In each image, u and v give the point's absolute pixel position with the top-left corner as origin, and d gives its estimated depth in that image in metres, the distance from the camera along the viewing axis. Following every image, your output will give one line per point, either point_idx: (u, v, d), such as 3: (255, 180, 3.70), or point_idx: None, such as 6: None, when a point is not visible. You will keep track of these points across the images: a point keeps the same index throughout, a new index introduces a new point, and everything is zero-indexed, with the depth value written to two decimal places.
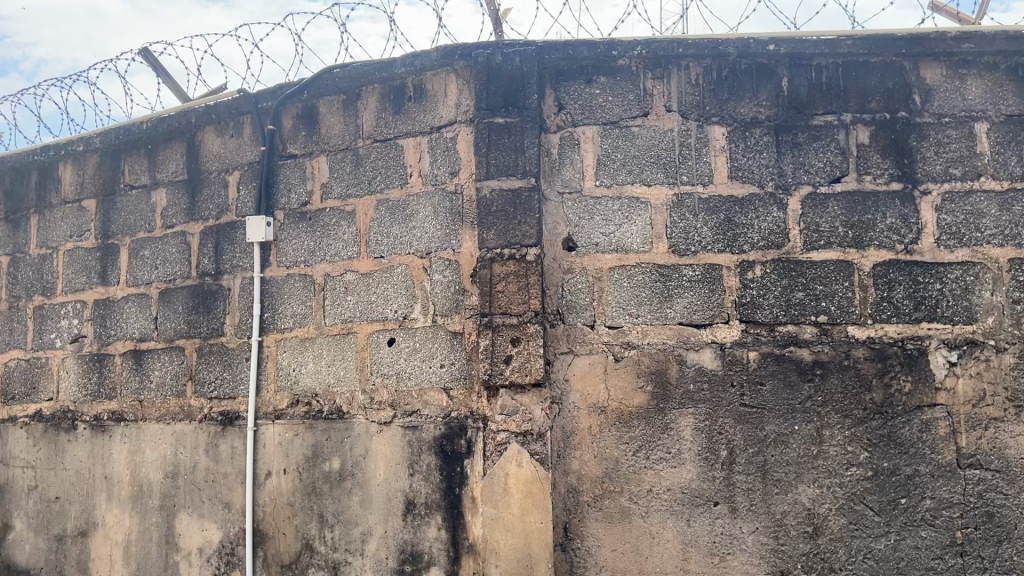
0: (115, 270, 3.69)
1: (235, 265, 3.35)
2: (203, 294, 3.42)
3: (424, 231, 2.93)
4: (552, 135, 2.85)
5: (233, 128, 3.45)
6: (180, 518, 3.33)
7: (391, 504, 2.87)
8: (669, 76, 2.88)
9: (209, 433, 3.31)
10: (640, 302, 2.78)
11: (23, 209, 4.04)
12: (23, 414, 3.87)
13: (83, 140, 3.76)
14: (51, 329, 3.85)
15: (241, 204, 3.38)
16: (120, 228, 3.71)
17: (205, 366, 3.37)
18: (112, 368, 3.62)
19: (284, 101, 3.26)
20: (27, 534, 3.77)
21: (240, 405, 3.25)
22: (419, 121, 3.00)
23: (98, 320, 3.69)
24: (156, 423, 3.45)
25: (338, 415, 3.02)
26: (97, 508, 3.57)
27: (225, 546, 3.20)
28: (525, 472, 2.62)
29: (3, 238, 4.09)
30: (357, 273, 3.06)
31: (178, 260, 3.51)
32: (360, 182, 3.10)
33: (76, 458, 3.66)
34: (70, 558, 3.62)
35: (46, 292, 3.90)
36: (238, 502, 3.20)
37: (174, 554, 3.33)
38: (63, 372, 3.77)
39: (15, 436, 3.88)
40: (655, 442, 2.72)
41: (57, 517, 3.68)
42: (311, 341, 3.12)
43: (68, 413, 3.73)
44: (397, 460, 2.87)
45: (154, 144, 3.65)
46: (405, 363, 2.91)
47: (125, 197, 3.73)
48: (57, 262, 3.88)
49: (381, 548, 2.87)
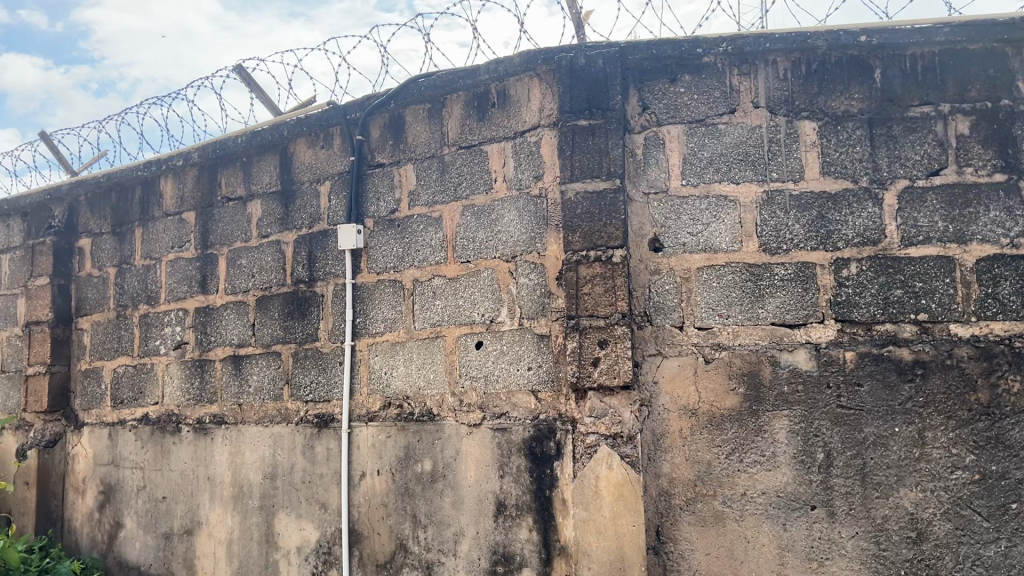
0: (214, 279, 3.84)
1: (328, 272, 3.45)
2: (297, 301, 3.53)
3: (510, 235, 2.96)
4: (637, 135, 2.84)
5: (323, 140, 3.55)
6: (279, 518, 3.44)
7: (483, 505, 2.90)
8: (756, 72, 2.83)
9: (305, 435, 3.41)
10: (730, 302, 2.74)
11: (128, 222, 4.25)
12: (131, 418, 4.07)
13: (183, 154, 3.93)
14: (155, 336, 4.03)
15: (332, 212, 3.48)
16: (219, 238, 3.86)
17: (300, 370, 3.47)
18: (214, 373, 3.77)
19: (372, 112, 3.34)
20: (137, 532, 3.95)
21: (335, 408, 3.34)
22: (504, 126, 3.03)
23: (200, 327, 3.85)
24: (255, 426, 3.58)
25: (429, 417, 3.07)
26: (201, 508, 3.72)
27: (322, 546, 3.29)
28: (615, 475, 2.61)
29: (110, 250, 4.31)
30: (444, 278, 3.10)
31: (274, 269, 3.64)
32: (446, 188, 3.15)
33: (181, 459, 3.82)
34: (177, 556, 3.78)
35: (150, 301, 4.09)
36: (334, 502, 3.29)
37: (274, 552, 3.45)
38: (167, 377, 3.95)
39: (124, 438, 4.08)
40: (748, 445, 2.67)
41: (165, 516, 3.85)
42: (401, 345, 3.19)
43: (173, 416, 3.90)
44: (488, 462, 2.90)
45: (249, 157, 3.78)
46: (493, 366, 2.94)
47: (222, 209, 3.87)
48: (161, 272, 4.07)
49: (473, 549, 2.90)
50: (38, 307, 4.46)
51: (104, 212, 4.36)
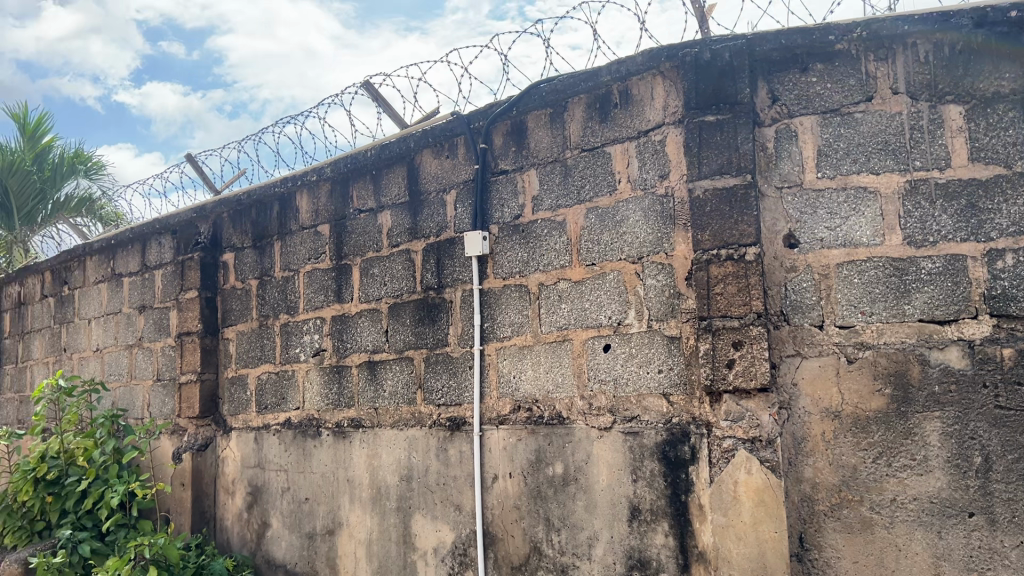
0: (348, 289, 3.98)
1: (456, 279, 3.51)
2: (427, 307, 3.62)
3: (636, 236, 2.93)
4: (767, 129, 2.76)
5: (448, 149, 3.62)
6: (416, 519, 3.53)
7: (616, 509, 2.88)
8: (894, 57, 2.69)
9: (438, 438, 3.48)
10: (873, 299, 2.61)
11: (267, 236, 4.47)
12: (275, 422, 4.27)
13: (316, 170, 4.09)
14: (295, 344, 4.22)
15: (458, 221, 3.54)
16: (352, 249, 4.00)
17: (432, 374, 3.55)
18: (350, 379, 3.91)
19: (494, 119, 3.38)
20: (283, 531, 4.14)
21: (466, 412, 3.40)
22: (627, 126, 3.00)
23: (336, 335, 4.00)
24: (390, 429, 3.69)
25: (559, 421, 3.07)
26: (342, 509, 3.86)
27: (458, 547, 3.35)
28: (755, 480, 2.54)
29: (251, 263, 4.54)
30: (570, 281, 3.10)
31: (404, 276, 3.74)
32: (570, 192, 3.15)
33: (322, 462, 3.98)
34: (320, 555, 3.94)
35: (290, 311, 4.28)
36: (468, 504, 3.34)
37: (412, 553, 3.53)
38: (307, 383, 4.12)
39: (269, 442, 4.28)
40: (897, 449, 2.54)
41: (308, 516, 4.02)
42: (529, 349, 3.20)
43: (313, 421, 4.07)
44: (620, 466, 2.88)
45: (378, 169, 3.90)
46: (622, 369, 2.91)
47: (354, 220, 4.01)
48: (299, 283, 4.25)
49: (608, 553, 2.88)
50: (188, 319, 4.75)
51: (246, 227, 4.60)
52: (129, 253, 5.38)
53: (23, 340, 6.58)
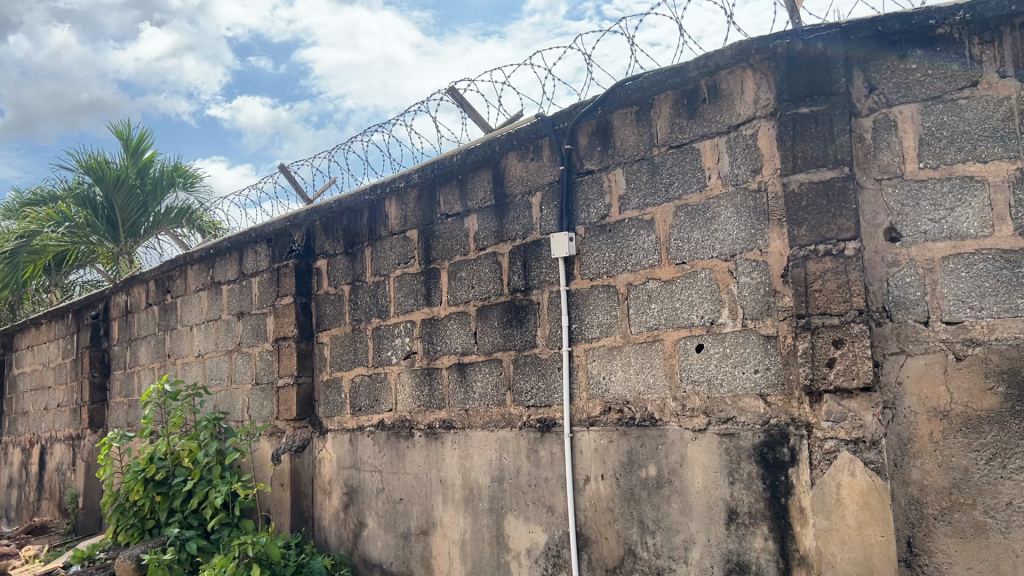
0: (438, 292, 4.04)
1: (543, 280, 3.51)
2: (515, 309, 3.63)
3: (728, 233, 2.87)
4: (864, 119, 2.67)
5: (534, 152, 3.62)
6: (509, 520, 3.55)
7: (712, 511, 2.83)
8: (1001, 38, 2.52)
9: (529, 440, 3.49)
10: (983, 293, 2.49)
11: (358, 243, 4.57)
12: (368, 424, 4.36)
13: (404, 177, 4.15)
14: (387, 347, 4.30)
15: (544, 222, 3.54)
16: (440, 253, 4.05)
17: (521, 376, 3.56)
18: (441, 380, 3.96)
19: (579, 120, 3.36)
20: (378, 531, 4.23)
21: (556, 413, 3.39)
22: (716, 121, 2.95)
23: (427, 337, 4.06)
24: (481, 430, 3.72)
25: (651, 422, 3.04)
26: (435, 510, 3.91)
27: (552, 548, 3.35)
28: (859, 482, 2.46)
29: (344, 269, 4.65)
30: (660, 281, 3.07)
31: (492, 279, 3.76)
32: (658, 190, 3.11)
33: (415, 463, 4.04)
34: (415, 555, 4.00)
35: (381, 314, 4.37)
36: (561, 506, 3.34)
37: (506, 553, 3.55)
38: (399, 385, 4.19)
39: (364, 442, 4.38)
40: (1012, 451, 2.41)
41: (403, 516, 4.09)
42: (619, 350, 3.18)
43: (405, 422, 4.14)
44: (716, 468, 2.83)
45: (464, 174, 3.93)
46: (716, 369, 2.86)
47: (442, 225, 4.06)
48: (389, 287, 4.33)
49: (705, 556, 2.84)
50: (284, 324, 4.90)
51: (337, 235, 4.72)
52: (227, 262, 5.58)
53: (130, 346, 6.91)
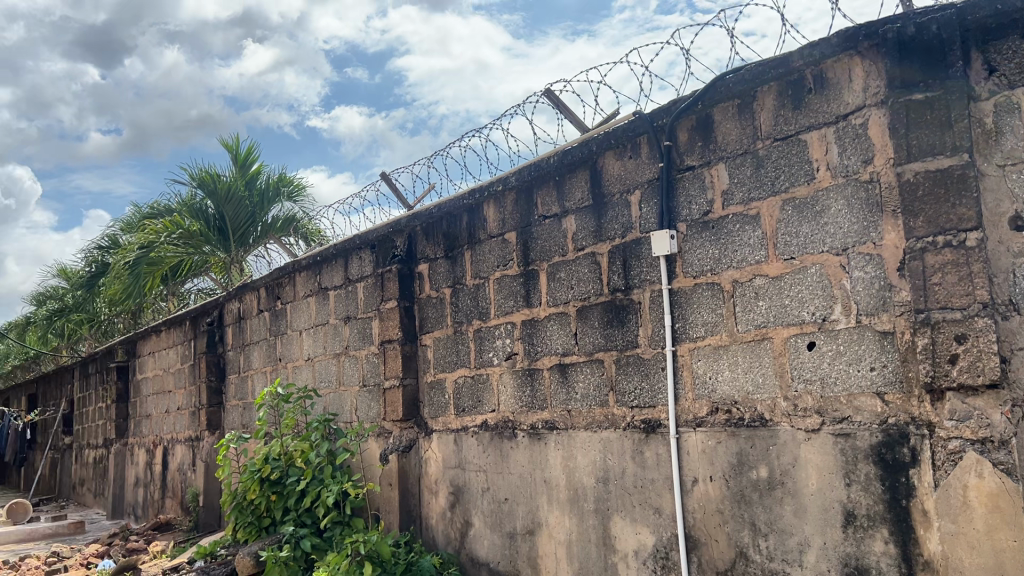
0: (537, 293, 4.05)
1: (644, 279, 3.48)
2: (616, 309, 3.60)
3: (839, 226, 2.78)
4: (985, 103, 2.53)
5: (632, 150, 3.58)
6: (615, 521, 3.53)
7: (828, 514, 2.75)
8: None
9: (634, 441, 3.46)
10: None
11: (458, 246, 4.63)
12: (472, 424, 4.42)
13: (501, 180, 4.17)
14: (488, 349, 4.34)
15: (644, 220, 3.51)
16: (539, 255, 4.06)
17: (624, 376, 3.53)
18: (543, 381, 3.97)
19: (679, 115, 3.32)
20: (485, 531, 4.28)
21: (661, 414, 3.36)
22: (823, 112, 2.85)
23: (527, 339, 4.08)
24: (585, 431, 3.71)
25: (761, 423, 2.97)
26: (541, 510, 3.93)
27: (660, 550, 3.32)
28: (988, 484, 2.34)
29: (445, 273, 4.72)
30: (767, 277, 3.00)
31: (591, 279, 3.74)
32: (763, 184, 3.04)
33: (519, 464, 4.07)
34: (522, 555, 4.03)
35: (482, 317, 4.41)
36: (668, 507, 3.30)
37: (613, 555, 3.53)
38: (501, 387, 4.23)
39: (468, 443, 4.44)
40: None
41: (508, 516, 4.13)
42: (726, 349, 3.12)
43: (509, 423, 4.17)
44: (831, 469, 2.74)
45: (561, 175, 3.93)
46: (829, 368, 2.78)
47: (540, 226, 4.07)
48: (489, 289, 4.37)
49: (822, 560, 2.76)
50: (389, 328, 5.02)
51: (438, 239, 4.80)
52: (333, 268, 5.76)
53: (244, 351, 7.21)
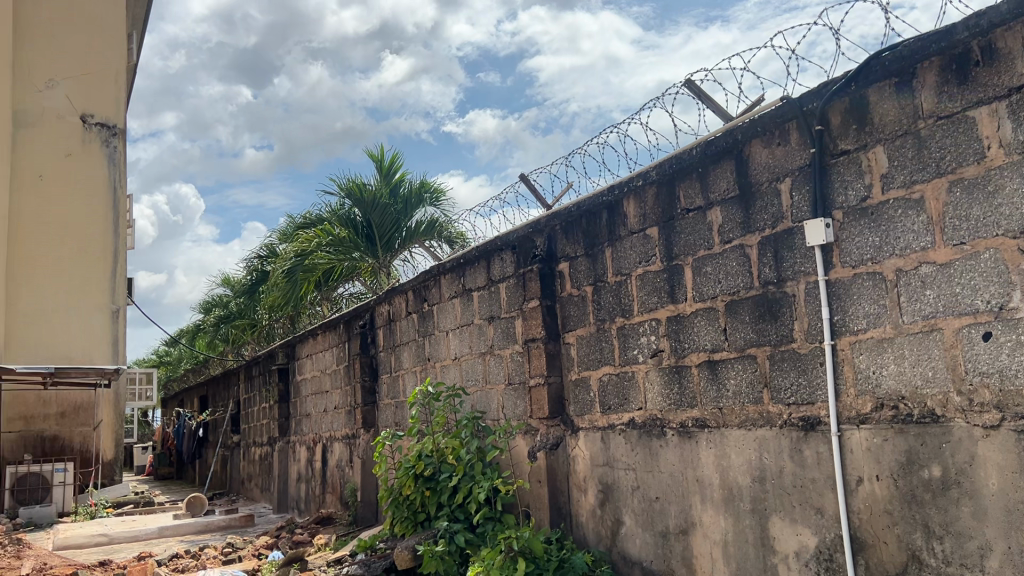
0: (682, 288, 3.97)
1: (798, 271, 3.35)
2: (768, 303, 3.49)
3: (1015, 207, 2.59)
4: None
5: (780, 137, 3.45)
6: (773, 521, 3.42)
7: (1012, 517, 2.56)
8: None
9: (792, 439, 3.35)
10: None
11: (599, 244, 4.60)
12: (620, 422, 4.40)
13: (642, 174, 4.12)
14: (633, 346, 4.31)
15: (796, 209, 3.37)
16: (683, 249, 3.97)
17: (779, 372, 3.42)
18: (691, 378, 3.90)
19: (831, 98, 3.17)
20: (637, 529, 4.24)
21: (820, 411, 3.23)
22: (993, 84, 2.65)
23: (674, 335, 4.02)
24: (739, 429, 3.62)
25: (932, 419, 2.80)
26: (694, 509, 3.87)
27: (823, 552, 3.19)
28: None
29: (585, 270, 4.71)
30: (934, 264, 2.83)
31: (741, 273, 3.63)
32: (927, 165, 2.87)
33: (670, 462, 4.02)
34: (676, 554, 3.97)
35: (625, 314, 4.38)
36: (831, 508, 3.17)
37: (773, 556, 3.43)
38: (648, 384, 4.18)
39: (616, 441, 4.42)
40: None
41: (660, 515, 4.08)
42: (890, 341, 2.96)
43: (657, 420, 4.13)
44: (1015, 468, 2.55)
45: (704, 166, 3.83)
46: (1008, 359, 2.58)
47: (683, 220, 3.98)
48: (632, 286, 4.32)
49: (1006, 565, 2.58)
50: (533, 326, 5.07)
51: (578, 237, 4.79)
52: (476, 270, 5.88)
53: (395, 352, 7.48)
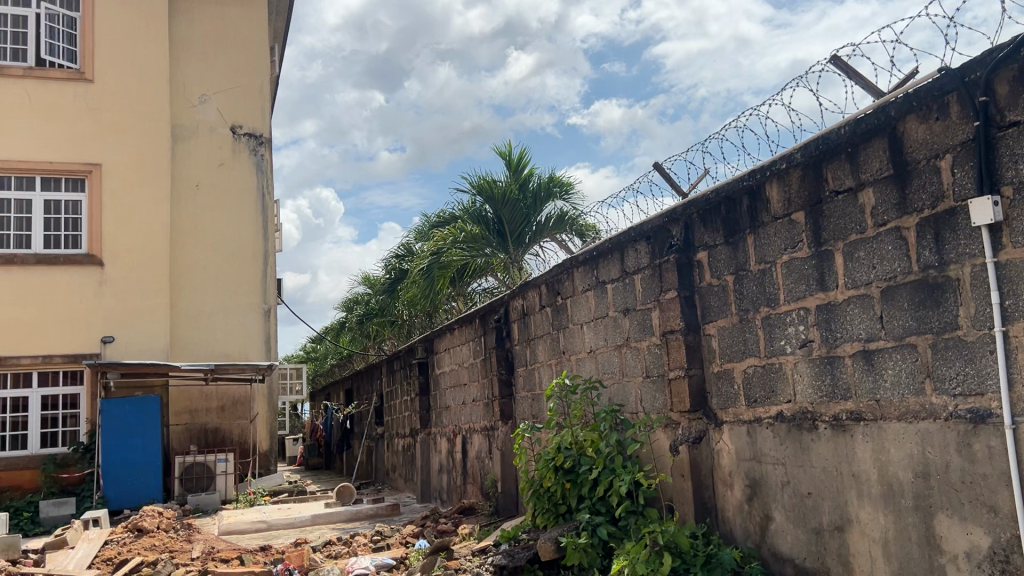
0: (833, 275, 3.80)
1: (963, 253, 3.13)
2: (929, 288, 3.29)
3: None
4: None
5: (938, 111, 3.24)
6: (940, 519, 3.23)
7: None
8: None
9: (959, 432, 3.14)
10: None
11: (740, 231, 4.47)
12: (767, 415, 4.26)
13: (786, 157, 3.97)
14: (780, 337, 4.16)
15: (958, 187, 3.16)
16: (833, 234, 3.80)
17: (943, 362, 3.21)
18: (844, 369, 3.73)
19: (996, 67, 2.95)
20: (788, 525, 4.10)
21: (991, 403, 3.02)
22: None
23: (824, 324, 3.85)
24: (898, 422, 3.43)
25: None
26: (850, 505, 3.70)
27: (998, 553, 2.98)
28: None
29: (726, 259, 4.59)
30: None
31: (897, 257, 3.44)
32: None
33: (823, 456, 3.86)
34: (831, 552, 3.82)
35: (770, 303, 4.23)
36: (1006, 506, 2.96)
37: (940, 556, 3.23)
38: (797, 375, 4.03)
39: (764, 434, 4.29)
40: None
41: (813, 511, 3.93)
42: None
43: (808, 414, 3.97)
44: None
45: (854, 146, 3.65)
46: None
47: (832, 203, 3.81)
48: (777, 274, 4.17)
49: None
50: (671, 318, 4.99)
51: (717, 225, 4.66)
52: (609, 262, 5.83)
53: (530, 345, 7.53)
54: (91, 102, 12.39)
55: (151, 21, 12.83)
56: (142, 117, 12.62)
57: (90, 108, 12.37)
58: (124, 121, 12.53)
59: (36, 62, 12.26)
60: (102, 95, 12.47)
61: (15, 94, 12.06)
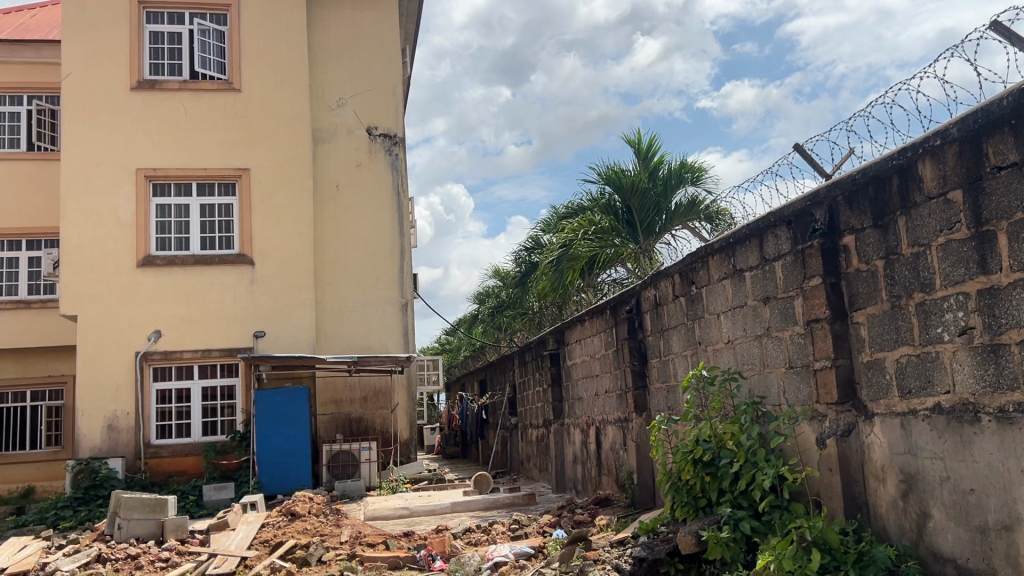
0: (996, 257, 3.54)
1: None
2: None
3: None
4: None
5: None
6: None
7: None
8: None
9: None
10: None
11: (890, 213, 4.24)
12: (923, 407, 4.03)
13: (941, 133, 3.72)
14: (937, 324, 3.92)
15: None
16: (995, 214, 3.54)
17: None
18: (1009, 358, 3.48)
19: None
20: (949, 523, 3.88)
21: None
22: None
23: (987, 311, 3.60)
24: None
25: None
26: (1019, 503, 3.46)
27: None
28: None
29: (874, 244, 4.36)
30: None
31: None
32: None
33: (987, 451, 3.62)
34: (998, 552, 3.58)
35: (925, 289, 3.99)
36: None
37: None
38: (956, 364, 3.79)
39: (919, 428, 4.06)
40: None
41: (977, 509, 3.70)
42: None
43: (969, 405, 3.73)
44: None
45: (1018, 118, 3.38)
46: None
47: (994, 180, 3.55)
48: (933, 257, 3.93)
49: None
50: (815, 306, 4.80)
51: (864, 208, 4.44)
52: (747, 249, 5.66)
53: (664, 336, 7.42)
54: (239, 110, 13.14)
55: (291, 29, 13.45)
56: (285, 123, 13.26)
57: (238, 116, 13.14)
58: (269, 128, 13.21)
59: (190, 75, 13.14)
60: (249, 104, 13.20)
61: (173, 107, 12.97)
